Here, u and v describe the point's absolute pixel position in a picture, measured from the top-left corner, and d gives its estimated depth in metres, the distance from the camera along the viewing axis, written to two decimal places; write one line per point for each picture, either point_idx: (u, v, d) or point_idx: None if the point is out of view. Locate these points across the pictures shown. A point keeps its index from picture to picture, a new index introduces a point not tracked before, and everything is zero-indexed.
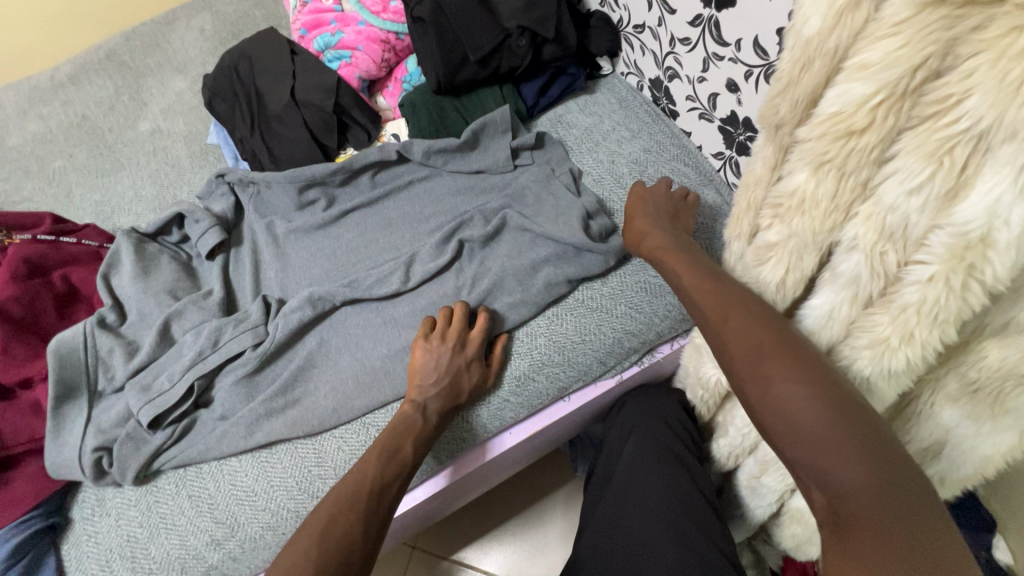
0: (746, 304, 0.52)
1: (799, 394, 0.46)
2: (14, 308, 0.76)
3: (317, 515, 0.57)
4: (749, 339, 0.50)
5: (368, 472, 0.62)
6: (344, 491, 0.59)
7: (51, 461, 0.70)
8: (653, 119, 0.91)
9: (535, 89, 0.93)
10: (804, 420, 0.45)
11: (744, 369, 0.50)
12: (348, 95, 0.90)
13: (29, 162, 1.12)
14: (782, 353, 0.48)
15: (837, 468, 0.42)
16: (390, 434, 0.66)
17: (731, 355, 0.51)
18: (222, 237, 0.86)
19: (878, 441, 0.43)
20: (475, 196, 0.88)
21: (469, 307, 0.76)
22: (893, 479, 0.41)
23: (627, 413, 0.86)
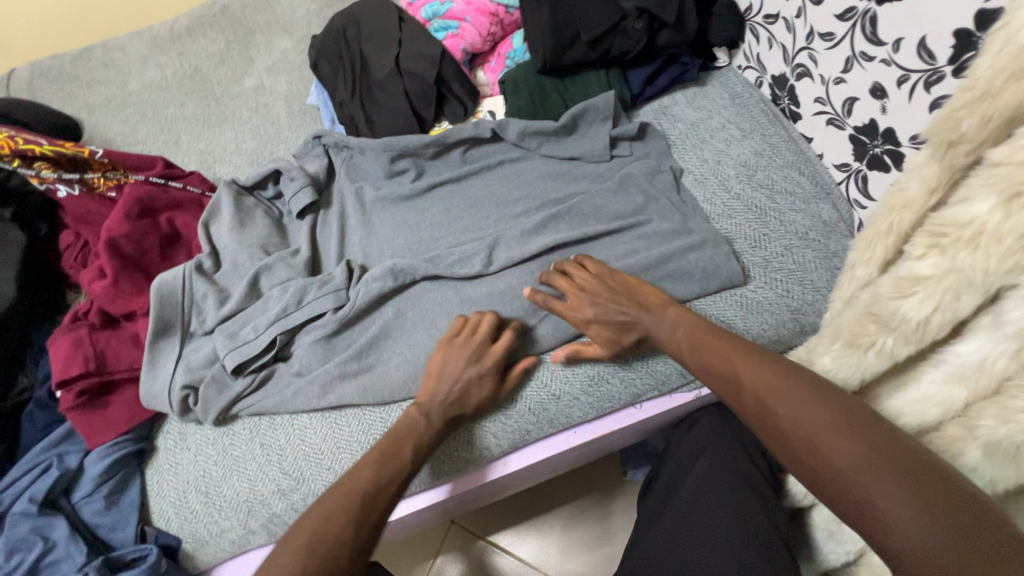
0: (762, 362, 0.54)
1: (823, 430, 0.45)
2: (126, 245, 0.81)
3: (304, 521, 0.56)
4: (761, 387, 0.51)
5: (364, 477, 0.60)
6: (335, 496, 0.58)
7: (144, 391, 0.75)
8: (769, 120, 0.84)
9: (643, 76, 0.87)
10: (834, 455, 0.44)
11: (764, 417, 0.50)
12: (451, 67, 0.88)
13: (145, 107, 1.19)
14: (796, 395, 0.49)
15: (886, 514, 0.40)
16: (390, 442, 0.65)
17: (751, 405, 0.52)
18: (314, 198, 0.87)
19: (912, 467, 0.41)
20: (566, 183, 0.85)
21: (496, 314, 0.73)
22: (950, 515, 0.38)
23: (700, 428, 0.82)
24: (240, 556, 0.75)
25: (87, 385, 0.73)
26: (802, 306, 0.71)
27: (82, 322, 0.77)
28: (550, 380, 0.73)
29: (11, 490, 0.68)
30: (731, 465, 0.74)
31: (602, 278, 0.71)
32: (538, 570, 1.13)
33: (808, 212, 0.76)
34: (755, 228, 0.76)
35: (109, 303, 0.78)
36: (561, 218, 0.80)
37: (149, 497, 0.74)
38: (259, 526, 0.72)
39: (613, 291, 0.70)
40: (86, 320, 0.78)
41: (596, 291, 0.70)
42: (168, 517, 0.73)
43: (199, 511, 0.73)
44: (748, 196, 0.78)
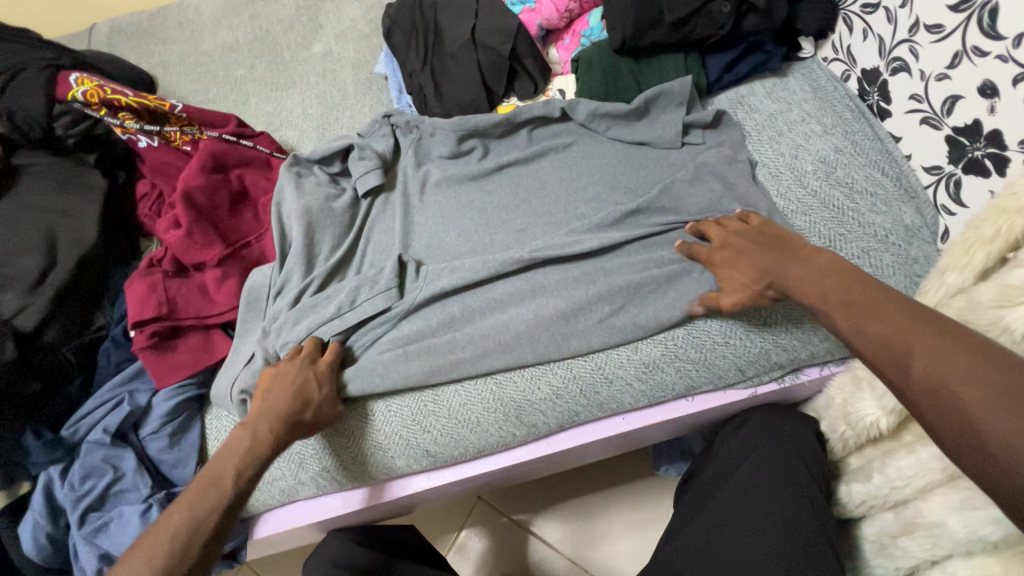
0: (879, 295, 0.50)
1: (934, 359, 0.42)
2: (199, 197, 0.84)
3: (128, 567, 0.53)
4: (873, 323, 0.48)
5: (181, 512, 0.57)
6: (159, 540, 0.54)
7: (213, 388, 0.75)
8: (853, 116, 0.80)
9: (722, 63, 0.85)
10: (943, 387, 0.40)
11: (876, 351, 0.47)
12: (526, 42, 0.87)
13: (217, 67, 1.22)
14: (913, 326, 0.45)
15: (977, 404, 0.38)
16: (219, 461, 0.62)
17: (861, 338, 0.49)
18: (380, 180, 0.87)
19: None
20: (633, 168, 0.84)
21: (321, 343, 0.74)
22: None
23: (752, 427, 0.78)
24: (288, 504, 0.78)
25: (157, 328, 0.76)
26: None
27: (157, 268, 0.81)
28: (605, 363, 0.73)
29: (87, 420, 0.72)
30: (782, 469, 0.71)
31: (757, 228, 0.69)
32: (561, 553, 1.14)
33: (889, 215, 0.72)
34: (831, 227, 0.73)
35: (181, 252, 0.81)
36: (640, 216, 0.79)
37: (208, 441, 0.76)
38: (307, 479, 0.75)
39: (761, 237, 0.66)
40: (161, 267, 0.81)
41: (733, 232, 0.69)
42: None
43: None
44: (825, 194, 0.75)
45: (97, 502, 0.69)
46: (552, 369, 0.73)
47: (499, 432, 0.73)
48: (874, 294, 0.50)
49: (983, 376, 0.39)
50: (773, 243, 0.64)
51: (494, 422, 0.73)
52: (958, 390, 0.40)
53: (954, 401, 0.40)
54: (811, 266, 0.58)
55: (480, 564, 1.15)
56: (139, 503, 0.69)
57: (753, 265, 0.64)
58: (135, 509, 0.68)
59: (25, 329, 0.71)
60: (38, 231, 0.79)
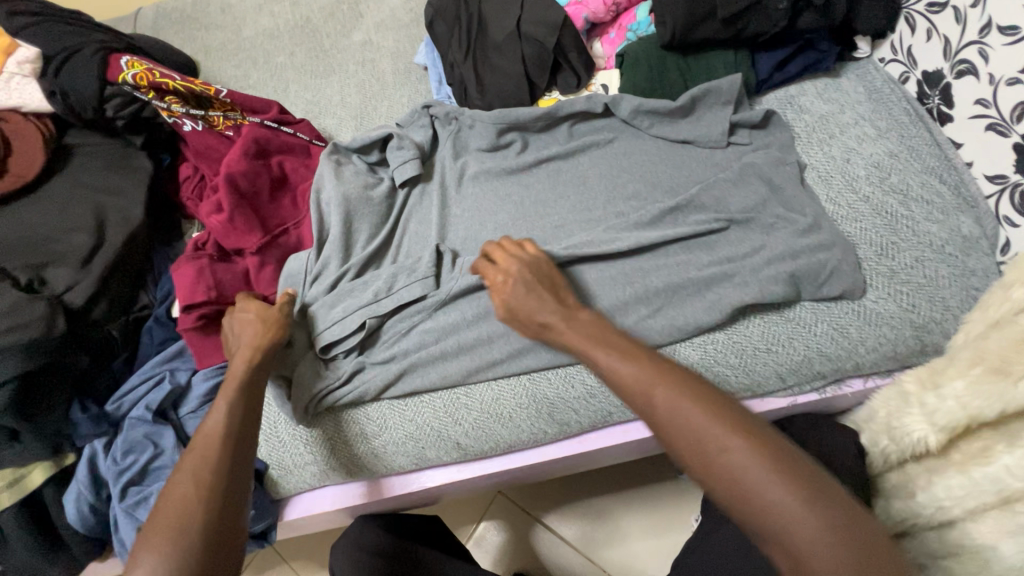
0: (637, 366, 0.54)
1: (750, 460, 0.45)
2: (242, 182, 0.85)
3: (190, 462, 0.56)
4: (688, 412, 0.49)
5: (220, 416, 0.60)
6: (208, 440, 0.57)
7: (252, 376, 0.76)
8: (910, 120, 0.77)
9: (773, 62, 0.83)
10: (760, 491, 0.44)
11: (691, 447, 0.48)
12: (571, 37, 0.87)
13: (258, 53, 1.23)
14: (719, 419, 0.47)
15: (794, 523, 0.42)
16: (241, 376, 0.64)
17: (677, 434, 0.48)
18: (418, 171, 0.87)
19: (821, 493, 0.43)
20: (675, 167, 0.82)
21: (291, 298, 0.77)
22: (845, 527, 0.42)
23: (791, 437, 0.75)
24: (318, 488, 0.79)
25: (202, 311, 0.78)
26: (928, 324, 0.66)
27: (200, 251, 0.82)
28: None
29: (129, 396, 0.74)
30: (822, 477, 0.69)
31: (536, 258, 0.71)
32: (580, 552, 1.13)
33: (946, 225, 0.70)
34: (882, 235, 0.70)
35: (224, 237, 0.83)
36: (677, 212, 0.77)
37: None
38: (339, 464, 0.75)
39: (536, 274, 0.68)
40: (204, 251, 0.83)
41: (514, 274, 0.68)
42: (257, 443, 0.77)
43: (287, 443, 0.76)
44: (878, 200, 0.73)
45: (138, 476, 0.70)
46: (587, 369, 0.73)
47: (531, 429, 0.74)
48: (642, 363, 0.54)
49: (784, 475, 0.44)
50: (563, 297, 0.66)
51: (526, 418, 0.73)
52: (770, 492, 0.43)
53: (761, 505, 0.44)
54: (594, 328, 0.61)
55: (498, 557, 1.16)
56: None
57: (542, 311, 0.64)
58: None
59: (73, 305, 0.72)
60: (87, 209, 0.81)
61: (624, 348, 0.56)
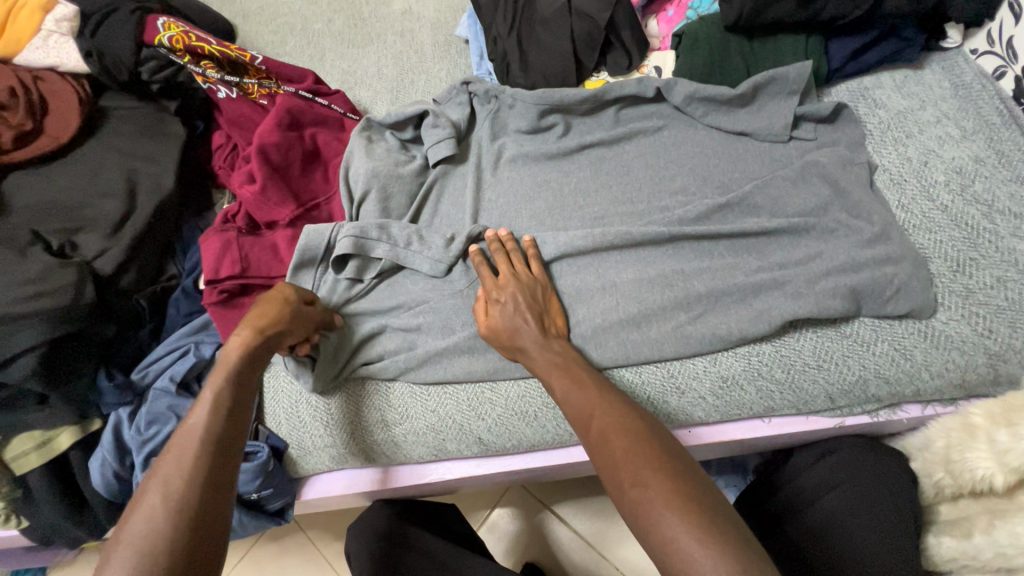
0: (583, 397, 0.59)
1: (656, 493, 0.48)
2: (274, 154, 0.83)
3: (168, 467, 0.51)
4: (614, 442, 0.53)
5: (201, 418, 0.55)
6: (190, 443, 0.53)
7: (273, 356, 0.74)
8: (1002, 121, 0.69)
9: (848, 49, 0.75)
10: (664, 524, 0.46)
11: (612, 477, 0.51)
12: (626, 11, 0.81)
13: (295, 19, 1.20)
14: (639, 452, 0.51)
15: (697, 558, 0.43)
16: (231, 365, 0.61)
17: (604, 463, 0.53)
18: (453, 151, 0.83)
19: (721, 528, 0.45)
20: (729, 161, 0.76)
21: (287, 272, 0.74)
22: (738, 555, 0.43)
23: (837, 459, 0.70)
24: (333, 470, 0.77)
25: (230, 285, 0.77)
26: (1005, 352, 0.60)
27: (231, 224, 0.81)
28: (678, 371, 0.67)
29: (155, 366, 0.74)
30: (875, 514, 0.64)
31: (537, 280, 0.71)
32: (595, 551, 1.10)
33: None
34: (960, 249, 0.64)
35: (255, 209, 0.81)
36: (728, 210, 0.72)
37: (264, 399, 0.77)
38: (358, 450, 0.74)
39: (532, 298, 0.69)
40: (235, 223, 0.81)
41: (509, 292, 0.68)
42: (279, 422, 0.75)
43: (307, 423, 0.74)
44: (958, 210, 0.66)
45: (160, 447, 0.70)
46: (619, 371, 0.69)
47: (557, 429, 0.71)
48: (588, 394, 0.59)
49: (686, 511, 0.46)
50: (549, 327, 0.68)
51: (552, 419, 0.70)
52: (666, 526, 0.46)
53: (668, 538, 0.45)
54: (555, 353, 0.64)
55: (509, 545, 1.13)
56: None
57: (523, 334, 0.65)
58: None
59: (103, 273, 0.72)
60: (120, 174, 0.80)
61: (571, 374, 0.62)
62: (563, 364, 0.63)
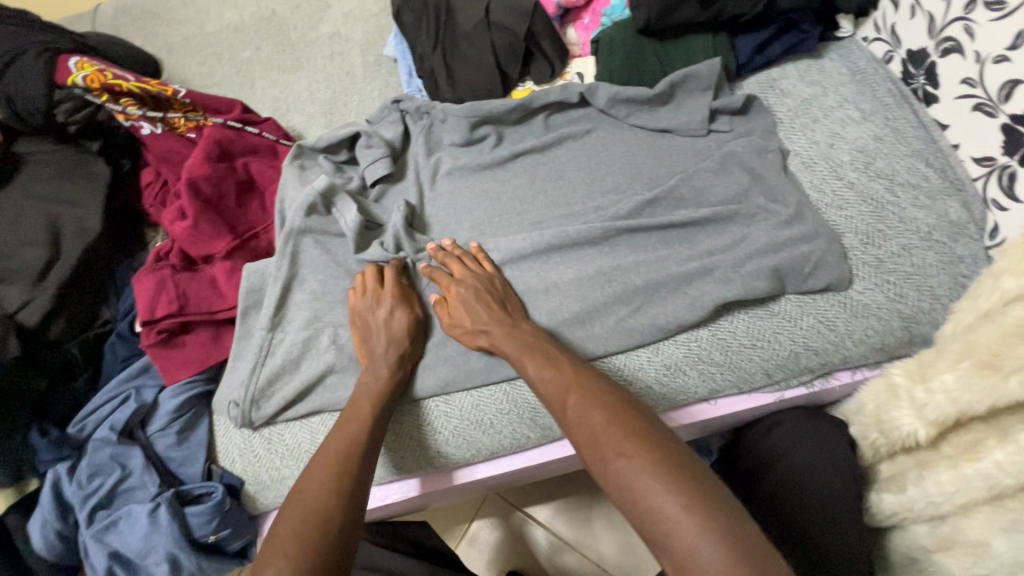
0: (562, 379, 0.58)
1: (641, 465, 0.45)
2: (204, 187, 0.81)
3: (316, 474, 0.59)
4: (593, 418, 0.52)
5: (344, 437, 0.63)
6: (325, 463, 0.60)
7: (220, 398, 0.75)
8: (895, 101, 0.75)
9: (753, 43, 0.80)
10: (651, 496, 0.43)
11: (594, 452, 0.49)
12: (543, 22, 0.84)
13: (222, 49, 1.18)
14: (618, 424, 0.49)
15: (685, 529, 0.40)
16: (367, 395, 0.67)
17: (585, 439, 0.51)
18: (390, 170, 0.84)
19: (708, 495, 0.42)
20: (656, 157, 0.79)
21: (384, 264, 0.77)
22: (728, 520, 0.40)
23: (781, 432, 0.74)
24: None
25: (168, 325, 0.75)
26: (916, 313, 0.65)
27: (165, 262, 0.79)
28: (624, 364, 0.69)
29: (93, 416, 0.71)
30: (814, 479, 0.68)
31: (490, 275, 0.73)
32: (575, 548, 1.11)
33: (934, 210, 0.67)
34: (868, 222, 0.68)
35: (189, 245, 0.80)
36: (657, 204, 0.75)
37: (216, 437, 0.75)
38: None
39: (489, 291, 0.70)
40: (169, 261, 0.80)
41: (462, 287, 0.70)
42: (233, 459, 0.74)
43: (263, 456, 0.74)
44: (864, 186, 0.70)
45: (106, 499, 0.68)
46: None
47: (514, 433, 0.72)
48: (566, 374, 0.58)
49: (668, 478, 0.43)
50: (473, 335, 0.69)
51: (508, 424, 0.71)
52: (652, 496, 0.43)
53: (656, 508, 0.42)
54: (520, 336, 0.65)
55: (492, 555, 1.13)
56: (148, 501, 0.68)
57: (480, 321, 0.68)
58: (144, 508, 0.67)
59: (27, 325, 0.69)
60: (41, 221, 0.77)
61: (546, 359, 0.61)
62: (531, 350, 0.63)
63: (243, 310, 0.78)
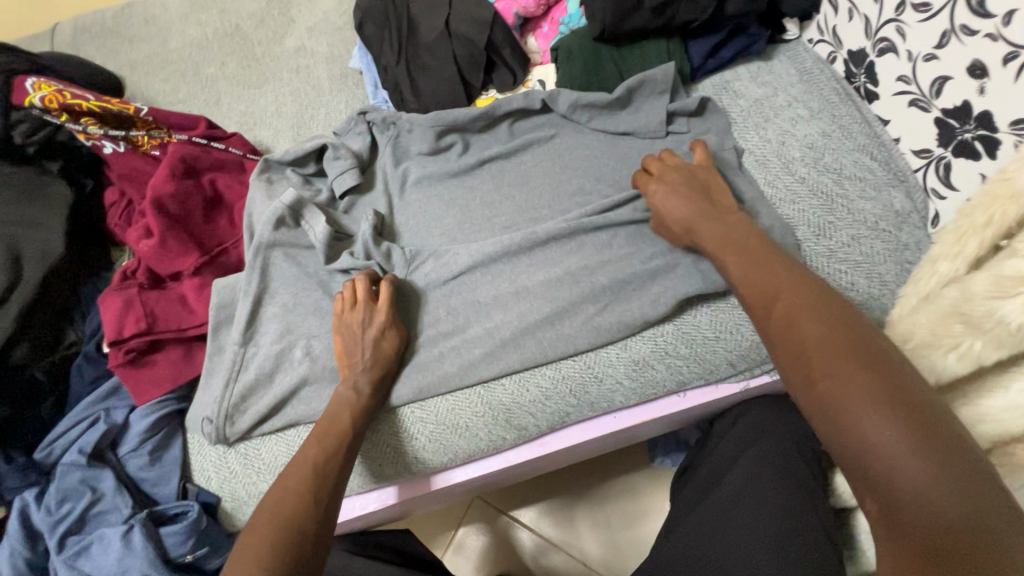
0: (776, 286, 0.53)
1: (856, 386, 0.40)
2: (170, 204, 0.81)
3: (281, 487, 0.59)
4: (805, 329, 0.46)
5: (312, 448, 0.63)
6: (295, 475, 0.60)
7: (192, 416, 0.75)
8: (840, 99, 0.78)
9: (705, 48, 0.83)
10: (863, 420, 0.39)
11: (797, 366, 0.45)
12: (503, 32, 0.86)
13: (186, 66, 1.17)
14: (833, 340, 0.44)
15: (897, 467, 0.36)
16: (333, 408, 0.67)
17: (790, 351, 0.47)
18: (359, 180, 0.85)
19: (943, 437, 0.37)
20: (618, 159, 0.82)
21: (371, 274, 0.76)
22: (955, 466, 0.35)
23: (748, 420, 0.77)
24: None
25: (137, 344, 0.75)
26: (867, 300, 0.68)
27: (131, 280, 0.79)
28: (593, 362, 0.71)
29: (61, 441, 0.70)
30: (783, 460, 0.71)
31: (699, 168, 0.71)
32: (561, 549, 1.11)
33: (880, 201, 0.71)
34: (820, 215, 0.71)
35: (155, 262, 0.79)
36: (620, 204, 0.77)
37: (190, 455, 0.75)
38: None
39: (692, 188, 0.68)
40: (135, 279, 0.79)
41: (673, 183, 0.69)
42: (208, 476, 0.74)
43: (238, 472, 0.73)
44: (814, 180, 0.74)
45: (77, 524, 0.67)
46: (540, 371, 0.72)
47: (489, 436, 0.73)
48: (784, 286, 0.52)
49: (893, 407, 0.38)
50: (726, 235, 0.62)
51: (483, 426, 0.72)
52: (870, 425, 0.38)
53: (868, 435, 0.38)
54: (750, 249, 0.59)
55: (479, 560, 1.13)
56: (121, 524, 0.67)
57: (687, 211, 0.67)
58: (116, 531, 0.66)
59: None
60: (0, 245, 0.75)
61: (767, 268, 0.55)
62: (765, 258, 0.57)
63: (214, 325, 0.78)
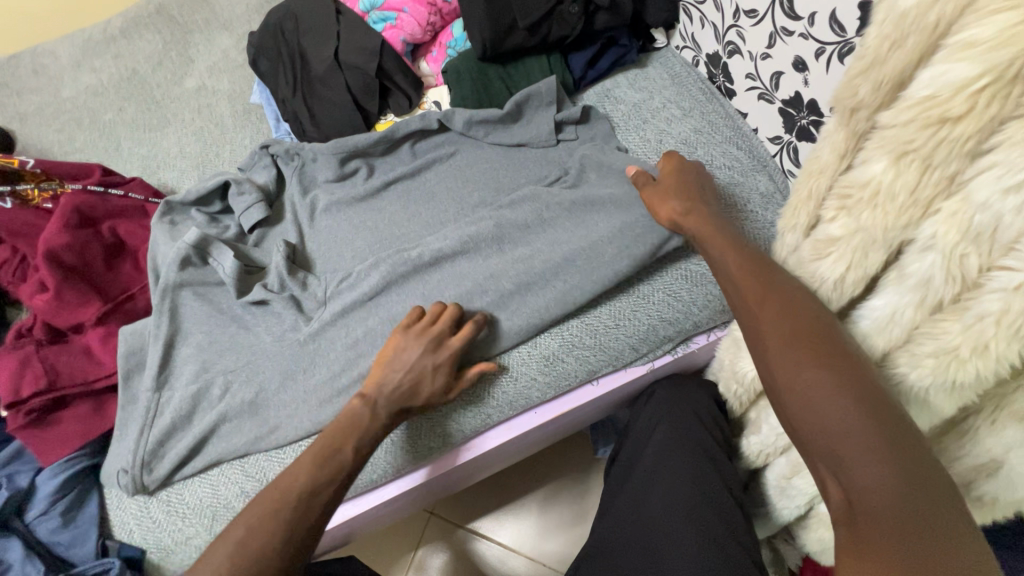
0: (750, 275, 0.56)
1: (828, 383, 0.45)
2: (67, 256, 0.78)
3: (252, 516, 0.57)
4: (783, 325, 0.50)
5: (303, 474, 0.60)
6: (270, 501, 0.58)
7: (105, 468, 0.73)
8: (707, 98, 0.86)
9: (584, 60, 0.90)
10: (834, 419, 0.44)
11: (773, 362, 0.50)
12: (392, 59, 0.89)
13: (81, 113, 1.14)
14: (809, 342, 0.48)
15: (860, 467, 0.42)
16: (338, 429, 0.65)
17: (768, 345, 0.51)
18: (266, 213, 0.85)
19: (902, 441, 0.42)
20: (516, 169, 0.86)
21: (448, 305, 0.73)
22: (907, 468, 0.41)
23: (659, 399, 0.83)
24: None
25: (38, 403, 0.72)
26: None
27: (28, 338, 0.76)
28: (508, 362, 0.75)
29: None
30: (685, 430, 0.76)
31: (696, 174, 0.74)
32: (519, 553, 1.13)
33: (747, 185, 0.78)
34: None
35: (53, 316, 0.77)
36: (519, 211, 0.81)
37: (108, 510, 0.72)
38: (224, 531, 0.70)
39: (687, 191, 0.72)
40: (32, 337, 0.77)
41: (670, 190, 0.72)
42: (130, 530, 0.71)
43: (162, 520, 0.71)
44: None
45: None
46: None
47: (413, 446, 0.74)
48: (756, 279, 0.55)
49: (862, 411, 0.43)
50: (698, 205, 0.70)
51: (408, 437, 0.73)
52: (845, 422, 0.44)
53: (836, 431, 0.44)
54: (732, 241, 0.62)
55: None
56: None
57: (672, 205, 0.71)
58: None
59: None
60: None
61: (745, 257, 0.58)
62: (738, 243, 0.61)
63: (124, 373, 0.76)
